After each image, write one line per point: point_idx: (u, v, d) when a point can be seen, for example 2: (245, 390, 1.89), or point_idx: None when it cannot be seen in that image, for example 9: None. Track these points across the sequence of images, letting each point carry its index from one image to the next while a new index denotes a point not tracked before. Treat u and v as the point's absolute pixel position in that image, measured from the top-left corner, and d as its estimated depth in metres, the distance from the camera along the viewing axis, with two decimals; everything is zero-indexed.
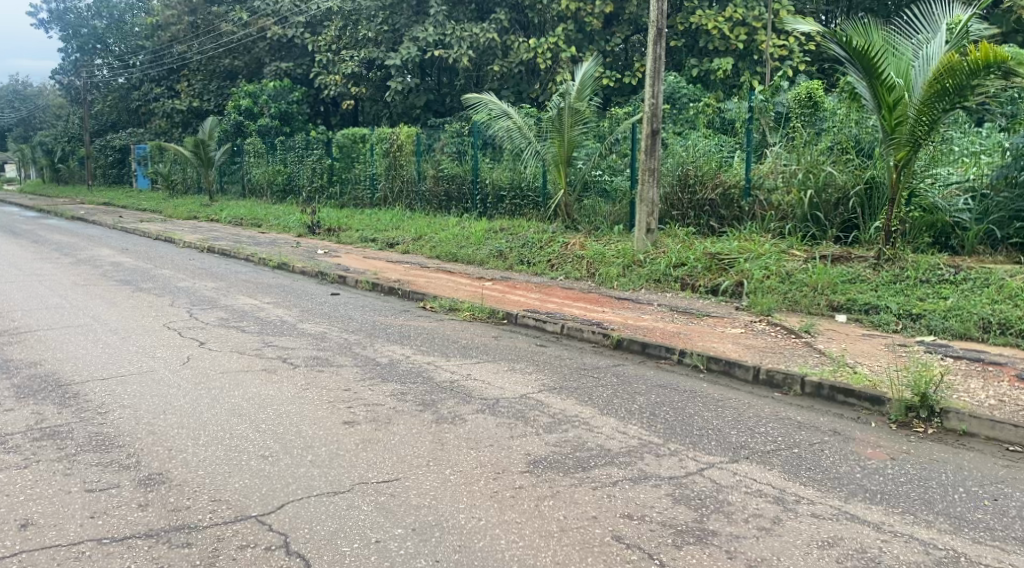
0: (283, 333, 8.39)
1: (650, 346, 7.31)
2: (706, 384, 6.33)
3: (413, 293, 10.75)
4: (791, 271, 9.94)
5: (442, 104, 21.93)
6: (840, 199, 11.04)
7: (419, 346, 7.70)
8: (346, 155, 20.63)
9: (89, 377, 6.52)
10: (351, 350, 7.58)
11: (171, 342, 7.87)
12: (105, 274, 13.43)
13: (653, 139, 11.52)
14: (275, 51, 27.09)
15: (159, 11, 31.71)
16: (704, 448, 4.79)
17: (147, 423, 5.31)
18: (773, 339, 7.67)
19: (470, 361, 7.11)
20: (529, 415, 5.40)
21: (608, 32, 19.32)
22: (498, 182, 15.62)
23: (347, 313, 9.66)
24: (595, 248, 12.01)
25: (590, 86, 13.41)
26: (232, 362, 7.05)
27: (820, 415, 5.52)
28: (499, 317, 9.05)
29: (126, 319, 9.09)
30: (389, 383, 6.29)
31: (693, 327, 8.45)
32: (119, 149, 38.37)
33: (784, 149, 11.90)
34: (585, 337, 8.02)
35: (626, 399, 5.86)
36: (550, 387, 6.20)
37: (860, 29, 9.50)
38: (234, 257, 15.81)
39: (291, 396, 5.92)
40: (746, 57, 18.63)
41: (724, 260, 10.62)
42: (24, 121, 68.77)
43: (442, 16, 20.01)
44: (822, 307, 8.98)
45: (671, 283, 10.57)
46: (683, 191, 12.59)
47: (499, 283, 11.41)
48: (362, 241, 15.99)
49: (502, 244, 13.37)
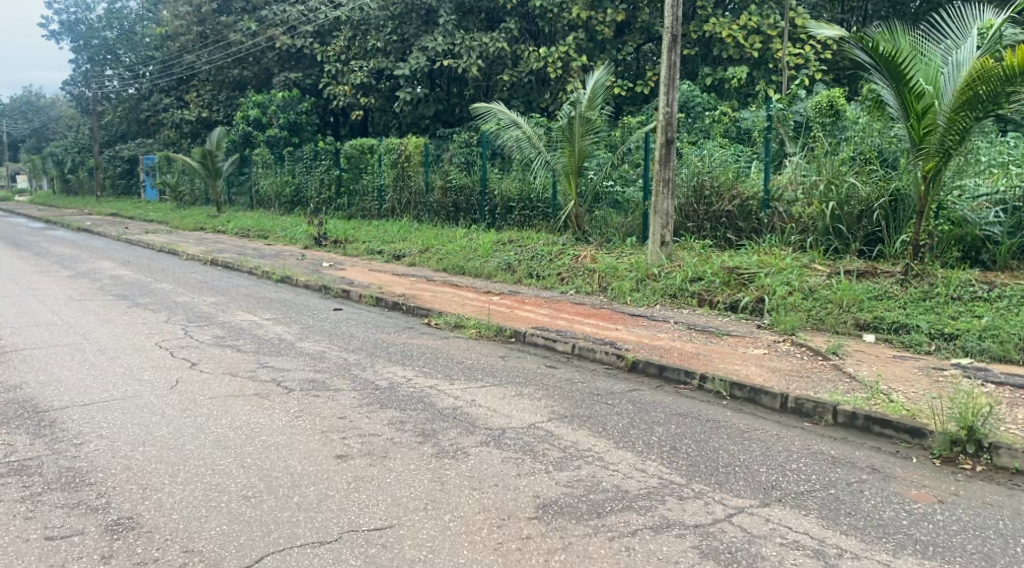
0: (281, 352, 7.97)
1: (667, 369, 6.87)
2: (729, 412, 5.90)
3: (417, 309, 10.34)
4: (815, 287, 9.49)
5: (451, 114, 21.60)
6: (864, 212, 10.54)
7: (422, 367, 7.27)
8: (354, 166, 20.25)
9: (68, 403, 6.11)
10: (350, 371, 7.15)
11: (162, 363, 7.47)
12: (104, 287, 13.09)
13: (668, 148, 11.05)
14: (284, 62, 26.80)
15: (168, 21, 31.47)
16: (732, 489, 4.34)
17: (124, 457, 4.89)
18: (797, 362, 7.24)
19: (475, 384, 6.67)
20: (538, 449, 4.95)
21: (619, 41, 18.94)
22: (506, 193, 15.19)
23: (349, 330, 9.24)
24: (607, 261, 11.58)
25: (602, 94, 13.00)
26: (224, 385, 6.64)
27: (856, 449, 5.07)
28: (506, 335, 8.61)
29: (117, 338, 8.70)
30: (387, 410, 5.86)
31: (712, 347, 8.07)
32: (129, 159, 38.21)
33: (804, 159, 11.42)
34: (598, 358, 7.59)
35: (644, 430, 5.43)
36: (560, 415, 5.76)
37: (886, 34, 9.07)
38: (237, 270, 15.45)
39: (283, 424, 5.50)
40: (760, 66, 18.21)
41: (743, 275, 10.19)
42: (37, 132, 69.13)
43: (452, 26, 19.57)
44: (847, 326, 8.53)
45: (687, 298, 10.12)
46: (698, 203, 12.18)
47: (506, 298, 11.00)
48: (368, 253, 15.61)
49: (511, 256, 12.94)
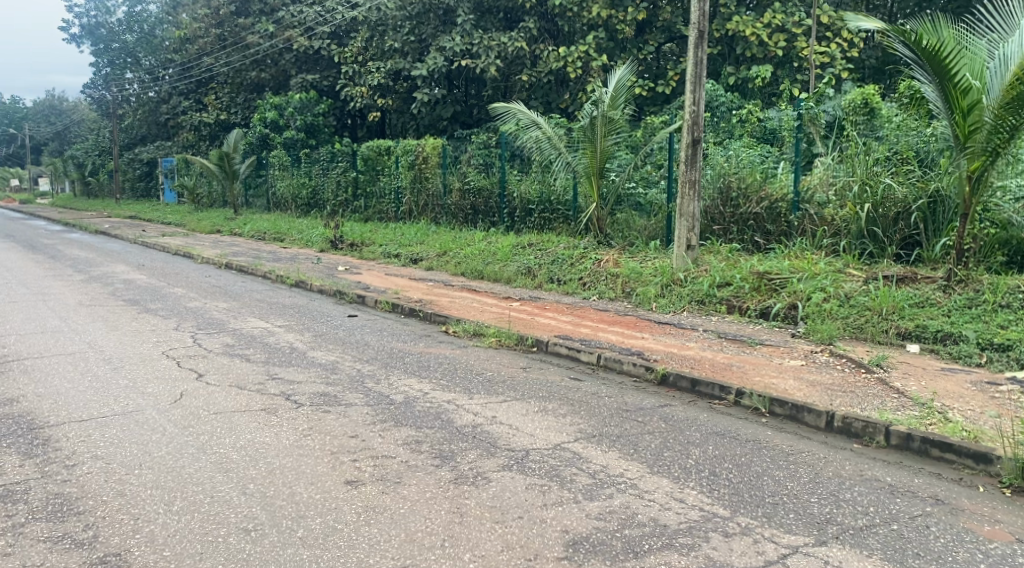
0: (292, 363, 7.61)
1: (700, 384, 6.43)
2: (770, 433, 5.48)
3: (434, 315, 9.96)
4: (851, 293, 9.03)
5: (470, 115, 21.26)
6: (900, 214, 10.05)
7: (439, 380, 6.87)
8: (371, 167, 19.91)
9: (65, 418, 5.76)
10: (363, 384, 6.76)
11: (167, 374, 7.13)
12: (115, 292, 12.79)
13: (694, 149, 10.60)
14: (301, 63, 26.51)
15: (187, 23, 31.28)
16: (784, 523, 3.97)
17: (118, 481, 4.54)
18: (838, 376, 6.81)
19: (497, 399, 6.27)
20: (566, 474, 4.54)
21: (640, 40, 18.51)
22: (526, 195, 14.78)
23: (363, 339, 8.86)
24: (631, 266, 11.15)
25: (625, 93, 12.53)
26: (230, 399, 6.26)
27: (915, 475, 4.67)
28: (528, 344, 8.21)
29: (125, 346, 8.37)
30: (403, 429, 5.46)
31: (745, 357, 7.66)
32: (148, 162, 38.14)
33: (836, 159, 10.93)
34: (624, 370, 7.17)
35: (679, 452, 5.02)
36: (588, 434, 5.34)
37: (928, 25, 8.61)
38: (251, 273, 15.14)
39: (290, 444, 5.12)
40: (785, 65, 17.75)
41: (774, 279, 9.73)
42: (59, 135, 69.51)
43: (470, 25, 19.16)
44: (888, 336, 8.08)
45: (716, 305, 9.68)
46: (724, 205, 11.72)
47: (527, 304, 10.60)
48: (385, 256, 15.26)
49: (530, 260, 12.53)
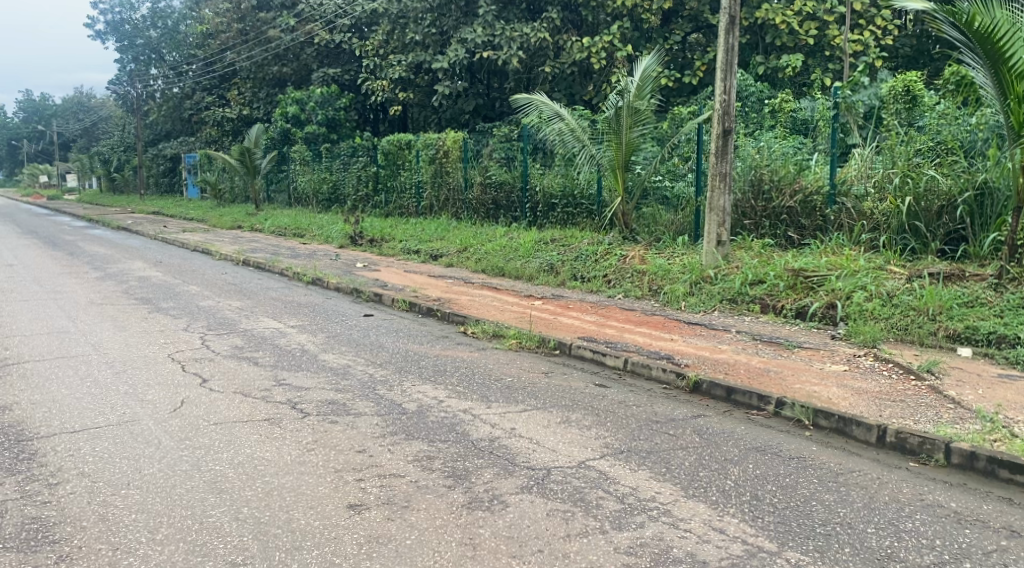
0: (302, 367, 7.23)
1: (737, 392, 5.98)
2: (815, 449, 5.05)
3: (452, 315, 9.54)
4: (893, 292, 8.48)
5: (492, 109, 20.79)
6: (945, 207, 9.46)
7: (455, 387, 6.44)
8: (391, 162, 19.48)
9: (55, 429, 5.39)
10: (376, 390, 6.36)
11: (171, 379, 6.77)
12: (129, 290, 12.48)
13: (725, 140, 10.07)
14: (323, 58, 26.20)
15: (209, 18, 31.03)
16: (843, 561, 3.67)
17: (100, 503, 4.16)
18: (885, 385, 6.34)
19: (517, 408, 5.84)
20: (591, 498, 4.15)
21: (666, 29, 17.99)
22: (549, 189, 14.31)
23: (377, 340, 8.45)
24: (658, 263, 10.66)
25: (651, 82, 12.00)
26: (232, 409, 5.86)
27: (983, 501, 4.28)
28: (550, 347, 7.77)
29: (131, 348, 8.02)
30: (414, 443, 5.04)
31: (783, 361, 7.19)
32: (172, 157, 38.03)
33: (874, 151, 10.37)
34: (653, 377, 6.71)
35: (716, 472, 4.58)
36: (615, 449, 4.91)
37: (981, 5, 8.02)
38: (269, 270, 14.81)
39: (291, 461, 4.73)
40: (816, 54, 17.16)
41: (811, 277, 9.19)
42: (88, 131, 69.91)
43: (492, 16, 18.68)
44: (937, 338, 7.56)
45: (749, 304, 9.18)
46: (756, 198, 11.18)
47: (550, 303, 10.14)
48: (405, 252, 14.87)
49: (553, 256, 12.08)
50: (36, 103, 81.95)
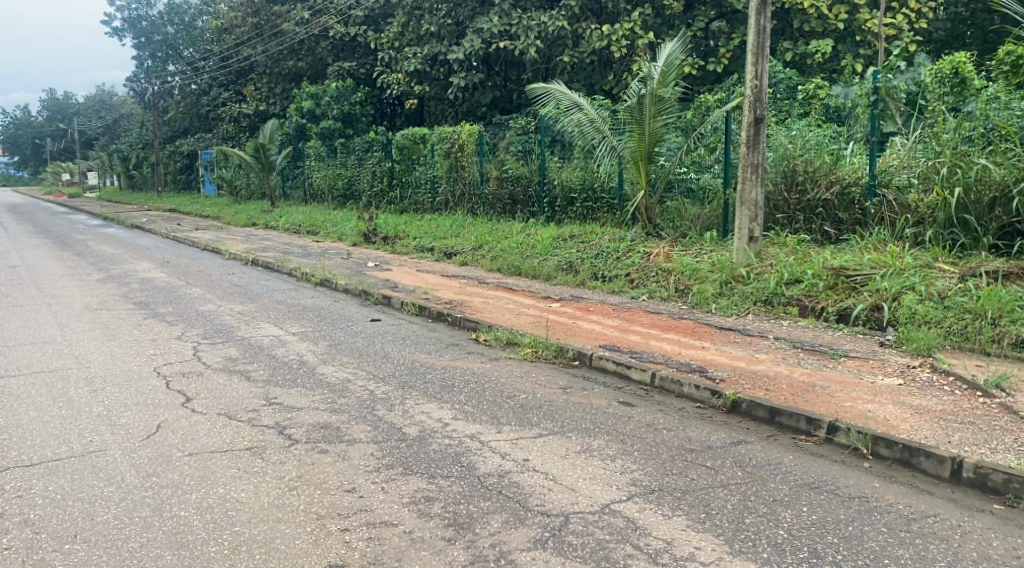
0: (298, 380, 6.58)
1: (781, 414, 5.33)
2: (878, 486, 4.41)
3: (464, 320, 8.89)
4: (945, 293, 7.69)
5: (509, 101, 20.04)
6: (998, 199, 8.52)
7: (463, 406, 5.77)
8: (406, 156, 18.80)
9: (9, 462, 4.78)
10: (375, 411, 5.70)
11: (152, 397, 6.16)
12: (130, 293, 11.88)
13: (757, 128, 9.27)
14: (338, 52, 25.63)
15: (223, 13, 30.51)
16: None
17: (37, 564, 3.63)
18: (947, 404, 5.62)
19: (531, 433, 5.18)
20: (616, 557, 3.66)
21: (689, 16, 17.23)
22: (568, 183, 13.60)
23: (382, 349, 7.80)
24: (685, 261, 9.92)
25: (676, 69, 11.17)
26: (212, 434, 5.21)
27: None
28: (568, 357, 7.10)
29: (114, 361, 7.37)
30: (411, 478, 4.41)
31: (827, 373, 6.46)
32: (188, 154, 37.57)
33: (917, 139, 9.53)
34: (684, 394, 6.01)
35: (764, 518, 3.99)
36: (645, 488, 4.32)
37: None
38: (277, 270, 14.21)
39: (267, 504, 4.11)
40: (845, 39, 16.33)
41: (854, 277, 8.40)
42: (110, 129, 69.62)
43: (509, 5, 18.02)
44: (1000, 346, 6.84)
45: (786, 307, 8.44)
46: (789, 190, 10.40)
47: (570, 305, 9.46)
48: (419, 251, 14.26)
49: (573, 254, 11.40)
50: (58, 102, 81.98)
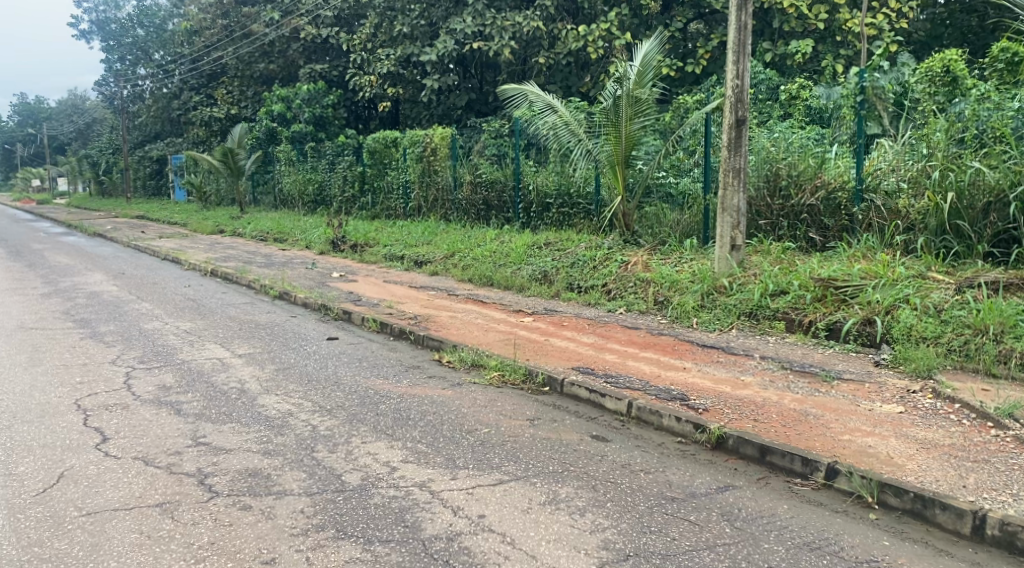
0: (236, 414, 5.88)
1: (772, 453, 4.71)
2: (888, 546, 3.93)
3: (427, 339, 8.20)
4: (941, 306, 7.08)
5: (485, 103, 19.39)
6: (992, 204, 7.95)
7: (418, 445, 5.10)
8: (378, 161, 18.06)
9: None
10: (316, 452, 5.02)
11: (65, 435, 5.45)
12: (74, 309, 11.07)
13: (738, 131, 8.65)
14: (309, 53, 24.77)
15: (194, 14, 29.59)
16: None
17: None
18: (953, 438, 5.02)
19: (490, 478, 4.53)
20: None
21: (667, 16, 16.64)
22: (544, 188, 12.97)
23: (335, 373, 7.11)
24: (664, 270, 9.28)
25: (653, 69, 10.54)
26: (123, 482, 4.53)
27: None
28: (537, 383, 6.43)
29: (33, 392, 6.61)
30: (343, 545, 3.86)
31: (820, 399, 5.83)
32: (158, 159, 36.44)
33: (906, 140, 8.94)
34: (664, 427, 5.36)
35: None
36: (617, 553, 3.81)
37: None
38: (237, 282, 13.45)
39: None
40: (826, 39, 15.84)
41: (843, 288, 7.77)
42: (82, 133, 68.01)
43: (483, 4, 17.36)
44: (1007, 367, 6.26)
45: (772, 323, 7.83)
46: (772, 195, 9.80)
47: (543, 320, 8.80)
48: (388, 259, 13.57)
49: (546, 263, 10.75)
50: (29, 107, 80.20)
